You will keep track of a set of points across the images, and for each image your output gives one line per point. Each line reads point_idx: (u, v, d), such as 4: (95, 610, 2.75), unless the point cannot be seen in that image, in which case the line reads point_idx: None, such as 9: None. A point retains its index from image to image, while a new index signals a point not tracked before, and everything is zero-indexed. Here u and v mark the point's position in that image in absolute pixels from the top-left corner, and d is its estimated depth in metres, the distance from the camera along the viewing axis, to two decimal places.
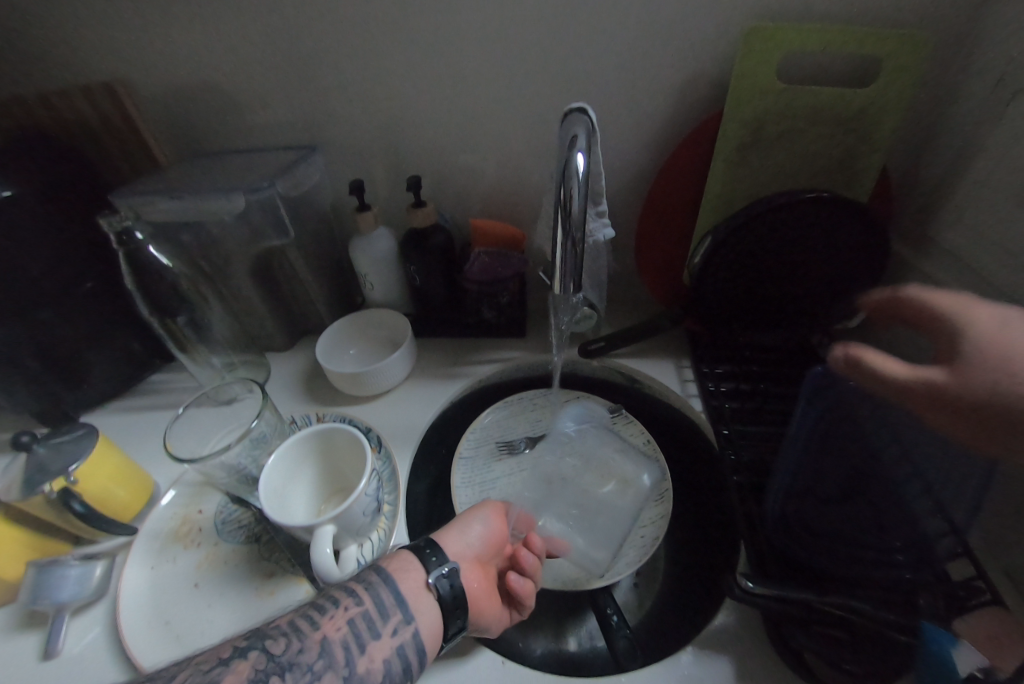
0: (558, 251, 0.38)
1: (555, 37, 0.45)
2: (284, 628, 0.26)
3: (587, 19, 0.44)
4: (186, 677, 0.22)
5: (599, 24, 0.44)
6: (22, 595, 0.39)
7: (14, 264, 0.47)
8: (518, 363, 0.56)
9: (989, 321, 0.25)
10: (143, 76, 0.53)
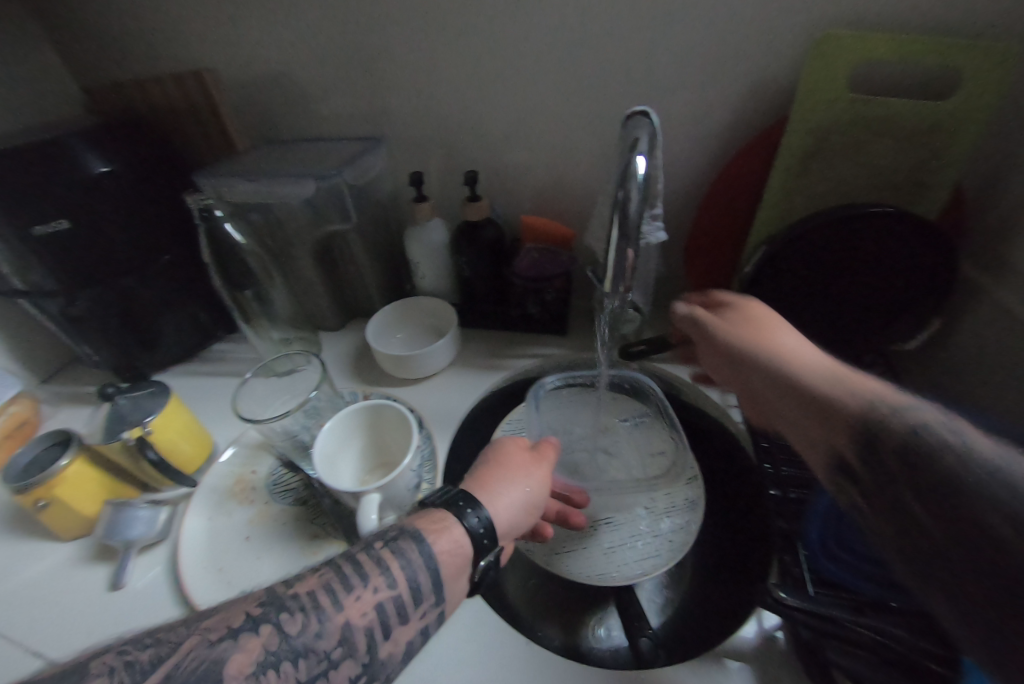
0: (612, 251, 0.39)
1: (623, 40, 0.46)
2: (302, 601, 0.23)
3: (655, 23, 0.44)
4: (189, 651, 0.20)
5: (664, 29, 0.45)
6: (99, 530, 0.44)
7: (109, 232, 0.52)
8: (558, 359, 0.57)
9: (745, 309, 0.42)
10: (230, 67, 0.57)
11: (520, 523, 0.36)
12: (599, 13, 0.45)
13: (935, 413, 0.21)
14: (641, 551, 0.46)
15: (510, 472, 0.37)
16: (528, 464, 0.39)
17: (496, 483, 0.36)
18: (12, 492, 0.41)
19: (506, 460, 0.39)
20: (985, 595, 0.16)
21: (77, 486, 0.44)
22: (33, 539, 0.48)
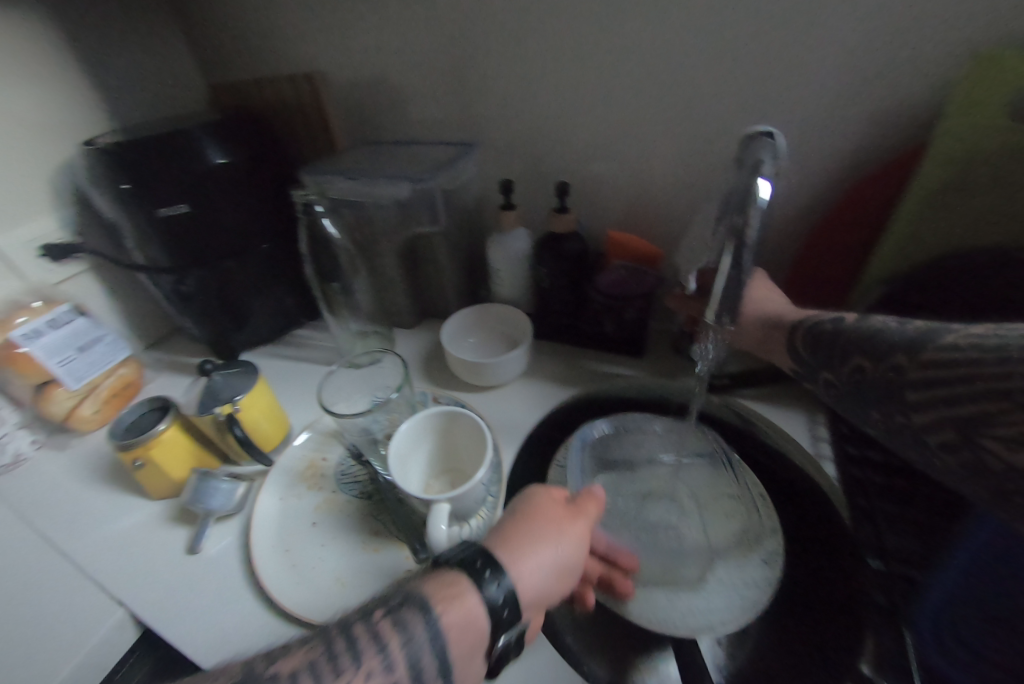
0: (721, 279, 0.38)
1: (740, 55, 0.43)
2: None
3: (777, 38, 0.42)
4: None
5: (789, 44, 0.42)
6: (184, 495, 0.47)
7: (218, 219, 0.56)
8: (631, 382, 0.55)
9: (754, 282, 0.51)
10: (339, 69, 0.61)
11: (552, 592, 0.30)
12: (718, 26, 0.43)
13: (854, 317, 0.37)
14: (711, 600, 0.41)
15: (539, 527, 0.32)
16: (561, 519, 0.33)
17: (522, 539, 0.31)
18: (116, 448, 0.45)
19: (538, 510, 0.33)
20: (900, 408, 0.31)
21: (169, 452, 0.47)
22: (129, 493, 0.53)
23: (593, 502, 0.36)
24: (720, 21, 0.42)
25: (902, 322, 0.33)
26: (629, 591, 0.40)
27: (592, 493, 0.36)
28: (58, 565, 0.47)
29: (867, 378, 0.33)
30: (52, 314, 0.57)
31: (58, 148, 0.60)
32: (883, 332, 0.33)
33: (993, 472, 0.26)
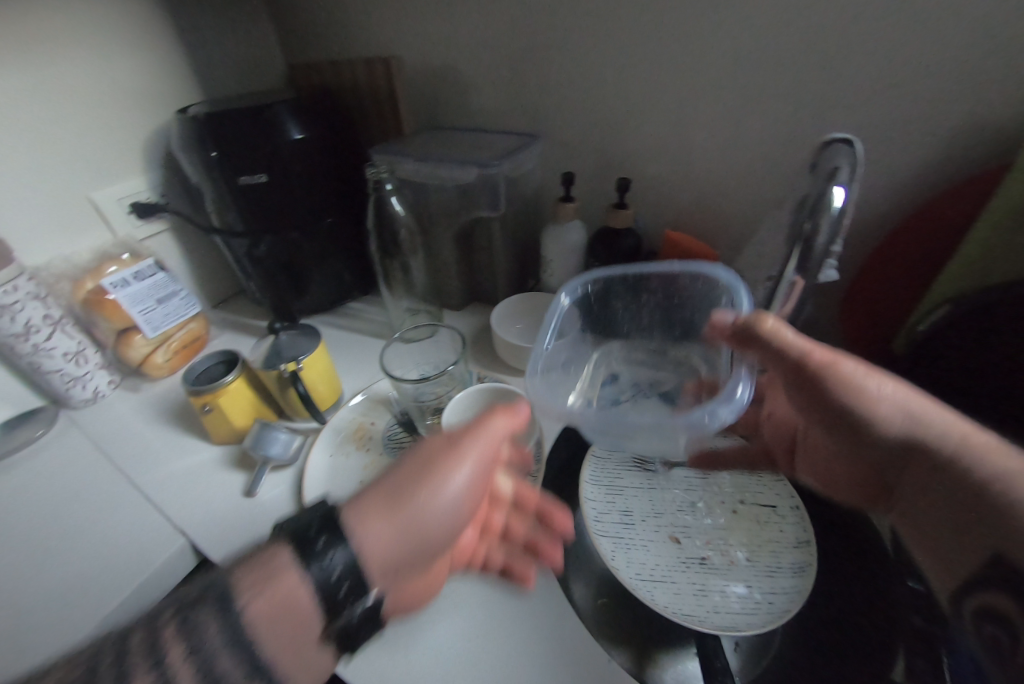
0: (783, 283, 0.38)
1: (820, 63, 0.43)
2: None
3: (856, 44, 0.41)
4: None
5: (867, 53, 0.41)
6: (246, 441, 0.51)
7: (291, 191, 0.59)
8: None
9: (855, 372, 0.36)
10: (414, 56, 0.65)
11: (431, 549, 0.30)
12: (799, 31, 0.43)
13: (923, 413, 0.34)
14: (733, 602, 0.42)
15: (413, 484, 0.30)
16: (451, 463, 0.32)
17: (392, 506, 0.28)
18: (189, 392, 0.49)
19: (422, 463, 0.32)
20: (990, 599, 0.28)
21: (234, 401, 0.51)
22: (192, 436, 0.58)
23: (489, 438, 0.35)
24: (803, 26, 0.42)
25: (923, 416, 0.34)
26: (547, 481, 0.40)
27: (486, 424, 0.35)
28: (128, 490, 0.52)
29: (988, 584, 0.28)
30: (138, 266, 0.62)
31: (154, 116, 0.65)
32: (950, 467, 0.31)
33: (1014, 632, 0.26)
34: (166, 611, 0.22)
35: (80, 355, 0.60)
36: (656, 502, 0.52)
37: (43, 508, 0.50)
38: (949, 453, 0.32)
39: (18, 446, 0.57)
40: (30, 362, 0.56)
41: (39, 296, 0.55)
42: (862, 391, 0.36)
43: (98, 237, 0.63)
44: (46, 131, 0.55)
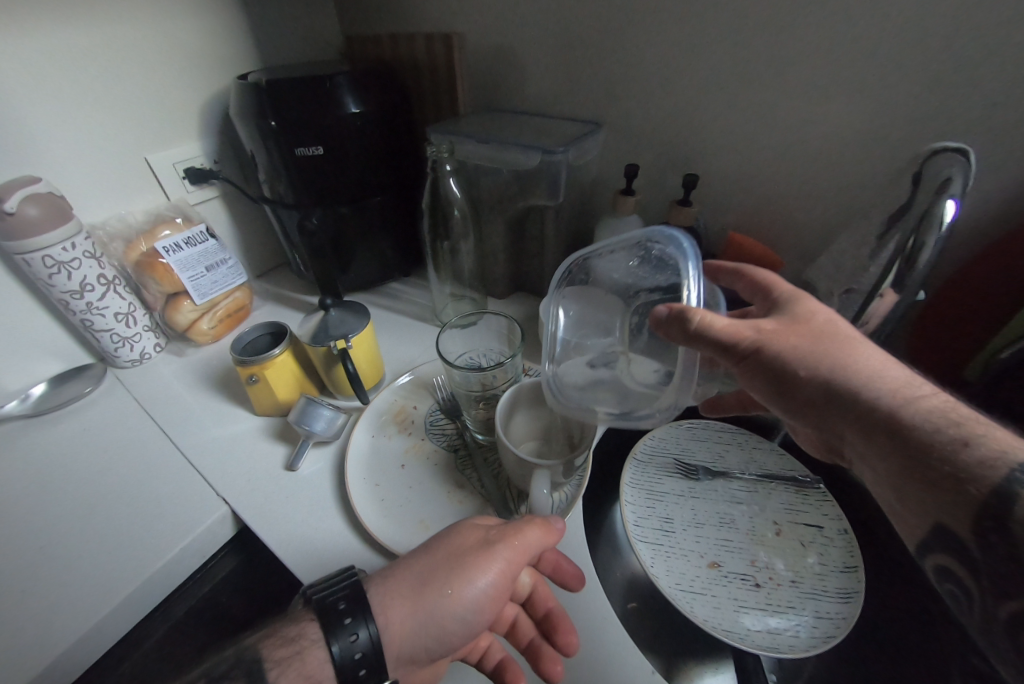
0: (875, 295, 0.38)
1: (923, 63, 0.40)
2: None
3: (965, 45, 0.38)
4: None
5: (978, 56, 0.38)
6: (290, 414, 0.51)
7: (344, 167, 0.59)
8: None
9: (805, 338, 0.31)
10: (477, 34, 0.63)
11: (450, 628, 0.36)
12: (902, 27, 0.40)
13: (874, 364, 0.29)
14: (775, 623, 0.41)
15: (439, 572, 0.36)
16: (474, 560, 0.37)
17: (418, 587, 0.36)
18: (237, 362, 0.49)
19: (452, 550, 0.37)
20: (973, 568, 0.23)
21: (280, 374, 0.51)
22: (235, 404, 0.58)
23: (521, 550, 0.37)
24: (906, 22, 0.39)
25: (881, 369, 0.29)
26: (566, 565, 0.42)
27: (519, 529, 0.37)
28: (171, 452, 0.52)
29: (980, 556, 0.23)
30: (190, 231, 0.62)
31: (214, 81, 0.65)
32: (899, 419, 0.26)
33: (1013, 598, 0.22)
34: (226, 664, 0.32)
35: (130, 316, 0.61)
36: (697, 512, 0.50)
37: (94, 462, 0.52)
38: (885, 401, 0.27)
39: (67, 400, 0.59)
40: (83, 320, 0.57)
41: (95, 255, 0.55)
42: (820, 359, 0.30)
43: (152, 199, 0.64)
44: (109, 89, 0.55)
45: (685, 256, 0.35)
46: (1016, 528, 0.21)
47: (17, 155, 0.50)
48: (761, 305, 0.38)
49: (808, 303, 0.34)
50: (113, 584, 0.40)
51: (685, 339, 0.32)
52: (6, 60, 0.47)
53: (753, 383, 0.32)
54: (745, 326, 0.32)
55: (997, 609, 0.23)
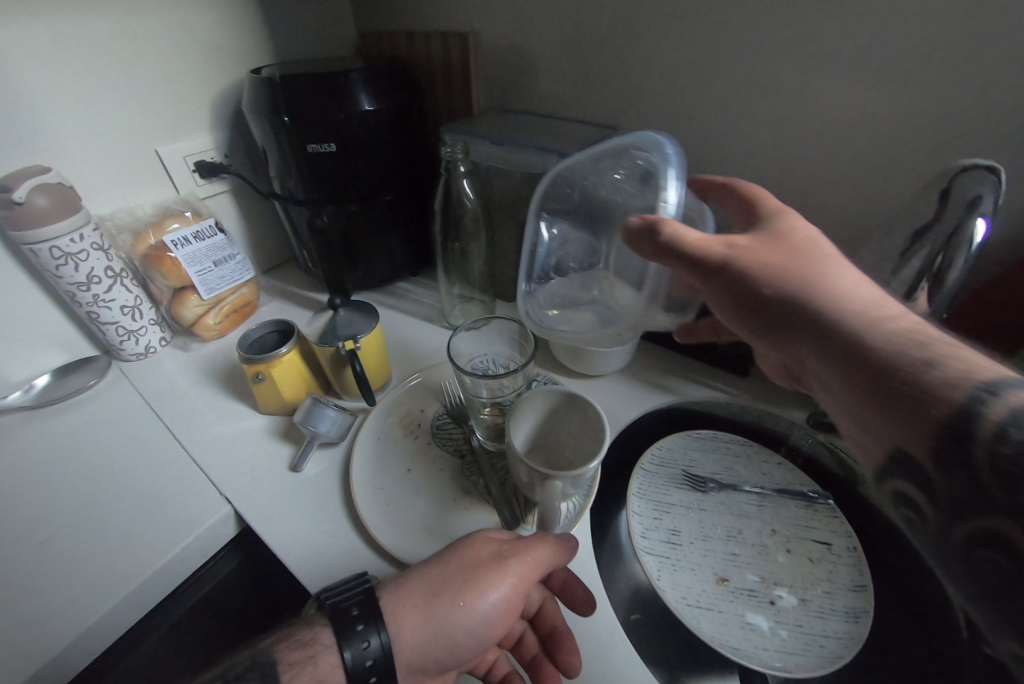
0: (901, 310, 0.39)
1: (949, 77, 0.39)
2: None
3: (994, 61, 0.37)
4: None
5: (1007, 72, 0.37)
6: (296, 414, 0.50)
7: (356, 164, 0.58)
8: (723, 400, 0.59)
9: (777, 252, 0.30)
10: (493, 32, 0.62)
11: (459, 638, 0.36)
12: (931, 41, 0.39)
13: (846, 281, 0.28)
14: (784, 641, 0.40)
15: (451, 580, 0.36)
16: (486, 570, 0.36)
17: (430, 596, 0.35)
18: (243, 360, 0.48)
19: (464, 559, 0.37)
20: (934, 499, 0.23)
21: (285, 373, 0.51)
22: (240, 401, 0.58)
23: (531, 566, 0.37)
24: (935, 36, 0.39)
25: (856, 286, 0.28)
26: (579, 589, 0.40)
27: (533, 547, 0.38)
28: (174, 448, 0.52)
29: (944, 484, 0.22)
30: (199, 225, 0.62)
31: (226, 73, 0.64)
32: (870, 341, 0.25)
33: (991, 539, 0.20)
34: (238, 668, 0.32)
35: (136, 309, 0.61)
36: (705, 524, 0.49)
37: (96, 456, 0.51)
38: (844, 320, 0.26)
39: (72, 392, 0.59)
40: (89, 312, 0.57)
41: (103, 247, 0.55)
42: (795, 276, 0.29)
43: (161, 192, 0.63)
44: (121, 80, 0.54)
45: (666, 164, 0.34)
46: (975, 451, 0.20)
47: (27, 144, 0.50)
48: (748, 223, 0.37)
49: (790, 222, 0.33)
50: (113, 582, 0.39)
51: (653, 252, 0.32)
52: (18, 49, 0.46)
53: (718, 302, 0.32)
54: (717, 242, 0.31)
55: (953, 535, 0.22)
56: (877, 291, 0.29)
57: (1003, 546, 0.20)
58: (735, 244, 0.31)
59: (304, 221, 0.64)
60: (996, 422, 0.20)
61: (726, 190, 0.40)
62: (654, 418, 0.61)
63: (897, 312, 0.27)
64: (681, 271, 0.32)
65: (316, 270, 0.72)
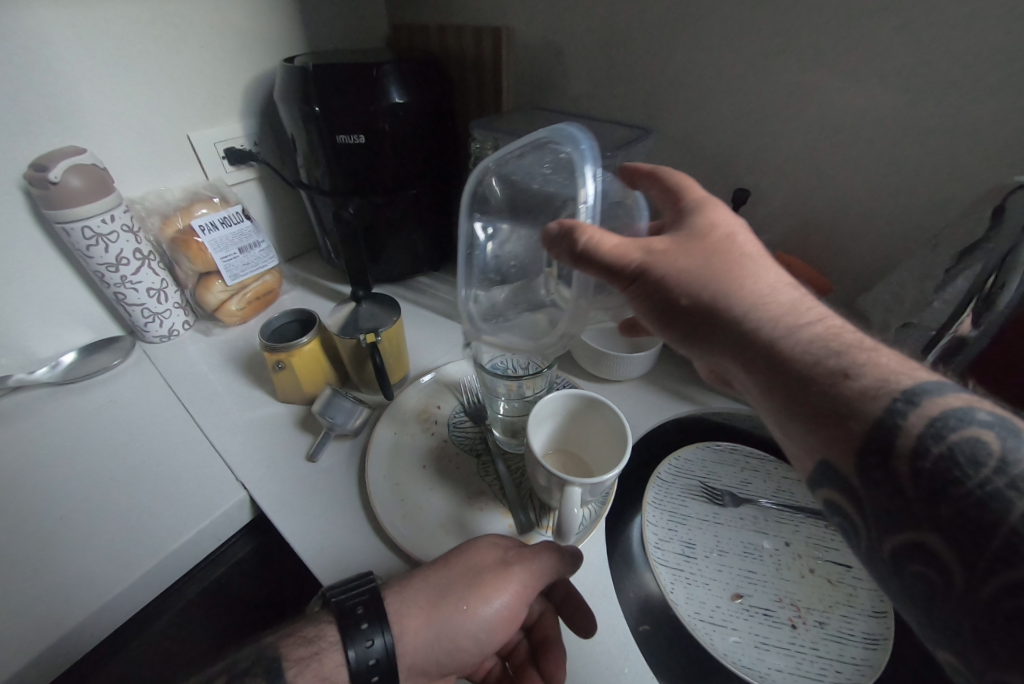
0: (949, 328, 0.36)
1: (1004, 90, 0.38)
2: None
3: None
4: None
5: None
6: (314, 403, 0.50)
7: (382, 157, 0.58)
8: (743, 412, 0.58)
9: (696, 259, 0.29)
10: (527, 28, 0.62)
11: (465, 643, 0.35)
12: (977, 54, 0.38)
13: (766, 287, 0.27)
14: (798, 664, 0.39)
15: (457, 584, 0.35)
16: (492, 576, 0.36)
17: (436, 596, 0.35)
18: (265, 348, 0.48)
19: (472, 566, 0.36)
20: (866, 512, 0.22)
21: (305, 362, 0.51)
22: (260, 388, 0.58)
23: (534, 579, 0.36)
24: (984, 46, 0.37)
25: (773, 287, 0.27)
26: (588, 621, 0.38)
27: (541, 555, 0.38)
28: (195, 431, 0.52)
29: (866, 494, 0.21)
30: (226, 211, 0.63)
31: (261, 61, 0.64)
32: (786, 350, 0.24)
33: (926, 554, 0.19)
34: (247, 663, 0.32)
35: (162, 292, 0.61)
36: (721, 539, 0.48)
37: (118, 435, 0.52)
38: (766, 327, 0.26)
39: (96, 371, 0.60)
40: (116, 293, 0.58)
41: (132, 229, 0.55)
42: (714, 280, 0.28)
43: (191, 176, 0.64)
44: (155, 62, 0.55)
45: (581, 156, 0.33)
46: (896, 464, 0.20)
47: (63, 123, 0.51)
48: (669, 215, 0.34)
49: (711, 213, 0.31)
50: (128, 562, 0.40)
51: (574, 260, 0.31)
52: (59, 30, 0.47)
53: (643, 308, 0.31)
54: (636, 248, 0.30)
55: (882, 547, 0.22)
56: (797, 291, 0.27)
57: (929, 561, 0.19)
58: (651, 249, 0.30)
59: (329, 211, 0.65)
60: (915, 434, 0.20)
61: (649, 177, 0.37)
62: (671, 427, 0.61)
63: (820, 314, 0.26)
64: (602, 277, 0.31)
65: (338, 260, 0.72)
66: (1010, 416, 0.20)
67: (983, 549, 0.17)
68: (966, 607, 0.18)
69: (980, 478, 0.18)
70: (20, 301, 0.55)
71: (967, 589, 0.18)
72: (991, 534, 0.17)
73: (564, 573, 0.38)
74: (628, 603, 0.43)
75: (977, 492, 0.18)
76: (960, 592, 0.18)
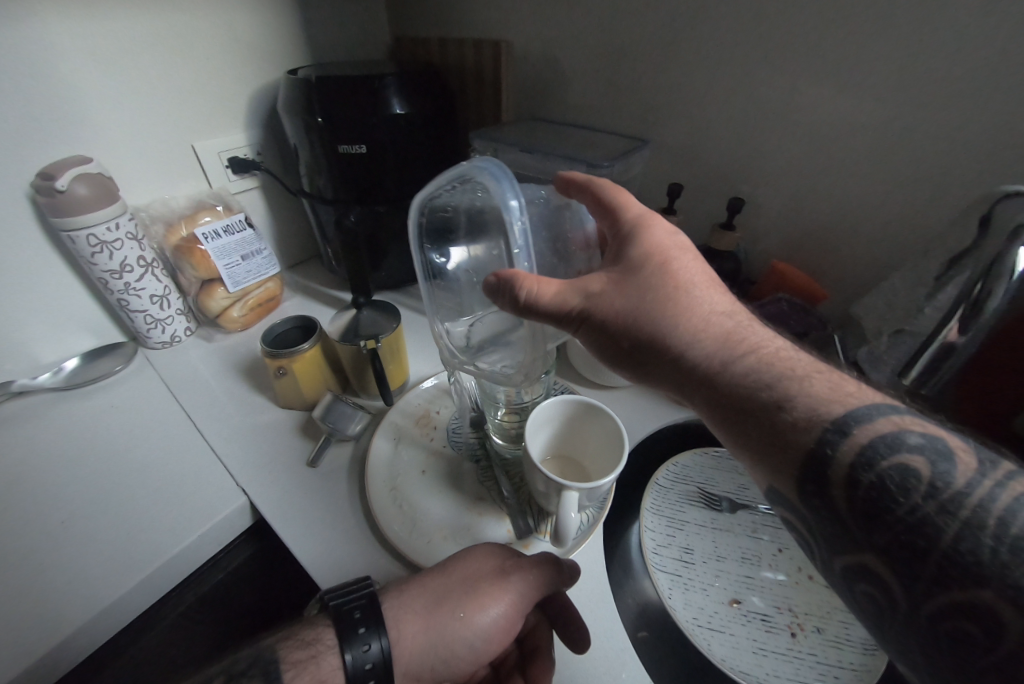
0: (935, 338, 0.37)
1: (980, 106, 0.39)
2: None
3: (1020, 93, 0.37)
4: None
5: None
6: (315, 409, 0.51)
7: (384, 168, 0.59)
8: None
9: (631, 300, 0.31)
10: (525, 41, 0.63)
11: (461, 651, 0.36)
12: (955, 72, 0.39)
13: (701, 317, 0.30)
14: (795, 669, 0.39)
15: (455, 591, 0.36)
16: (491, 585, 0.36)
17: (434, 601, 0.35)
18: (267, 354, 0.49)
19: (471, 573, 0.37)
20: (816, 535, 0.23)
21: (305, 368, 0.51)
22: (259, 394, 0.59)
23: (530, 590, 0.36)
24: (961, 64, 0.39)
25: (709, 318, 0.29)
26: (584, 637, 0.38)
27: (543, 563, 0.38)
28: (195, 436, 0.53)
29: (814, 521, 0.23)
30: (229, 220, 0.64)
31: (266, 73, 0.66)
32: (724, 385, 0.26)
33: (876, 577, 0.20)
34: (244, 665, 0.33)
35: (165, 299, 0.62)
36: (719, 545, 0.49)
37: (120, 440, 0.52)
38: (708, 361, 0.28)
39: (96, 377, 0.60)
40: (120, 299, 0.58)
41: (137, 237, 0.56)
42: (653, 319, 0.30)
43: (195, 185, 0.65)
44: (163, 74, 0.56)
45: (502, 195, 0.33)
46: (834, 493, 0.22)
47: (71, 132, 0.52)
48: (610, 238, 0.36)
49: (646, 242, 0.33)
50: (127, 567, 0.40)
51: (518, 311, 0.32)
52: (72, 44, 0.48)
53: (591, 345, 0.33)
54: (575, 296, 0.32)
55: (834, 565, 0.23)
56: (731, 319, 0.30)
57: (876, 582, 0.20)
58: (588, 296, 0.32)
59: (330, 219, 0.66)
60: (847, 463, 0.21)
61: (588, 195, 0.39)
62: (669, 432, 0.61)
63: (753, 340, 0.28)
64: (549, 324, 0.33)
65: (339, 268, 0.73)
66: (940, 435, 0.21)
67: (922, 572, 0.19)
68: (911, 624, 0.20)
69: (911, 504, 0.19)
70: (24, 307, 0.56)
71: (911, 608, 0.19)
72: (927, 558, 0.19)
73: (568, 580, 0.38)
74: (626, 609, 0.43)
75: (908, 517, 0.19)
76: (905, 612, 0.20)
